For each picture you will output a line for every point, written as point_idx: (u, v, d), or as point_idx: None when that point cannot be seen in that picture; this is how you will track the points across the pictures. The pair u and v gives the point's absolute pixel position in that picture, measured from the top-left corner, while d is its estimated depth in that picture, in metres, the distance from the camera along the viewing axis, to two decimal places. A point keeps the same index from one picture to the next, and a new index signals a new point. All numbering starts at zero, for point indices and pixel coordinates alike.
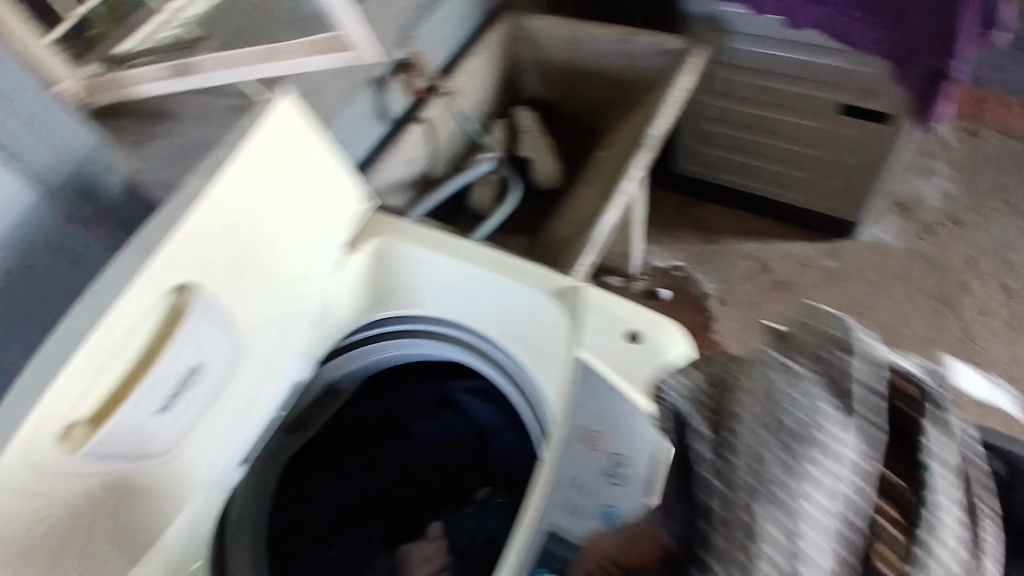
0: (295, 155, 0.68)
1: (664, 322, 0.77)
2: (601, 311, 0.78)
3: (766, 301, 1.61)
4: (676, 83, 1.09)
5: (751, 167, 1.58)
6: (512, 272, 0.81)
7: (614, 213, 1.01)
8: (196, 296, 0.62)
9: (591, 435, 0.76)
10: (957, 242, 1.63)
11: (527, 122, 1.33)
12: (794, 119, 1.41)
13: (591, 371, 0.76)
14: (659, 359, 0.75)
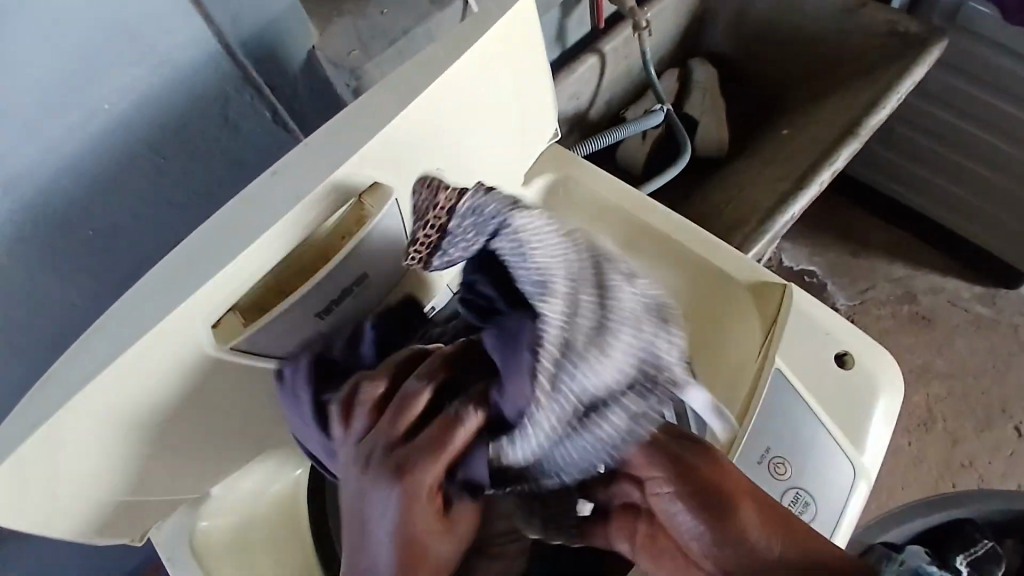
0: (515, 64, 0.59)
1: (879, 353, 0.69)
2: (808, 322, 0.69)
3: (899, 333, 1.47)
4: (906, 75, 0.95)
5: (927, 183, 1.43)
6: (709, 252, 0.73)
7: (799, 205, 0.90)
8: (385, 203, 0.54)
9: (776, 462, 0.64)
10: None
11: (703, 77, 1.20)
12: (1000, 143, 1.26)
13: (787, 388, 0.66)
14: (869, 394, 0.67)
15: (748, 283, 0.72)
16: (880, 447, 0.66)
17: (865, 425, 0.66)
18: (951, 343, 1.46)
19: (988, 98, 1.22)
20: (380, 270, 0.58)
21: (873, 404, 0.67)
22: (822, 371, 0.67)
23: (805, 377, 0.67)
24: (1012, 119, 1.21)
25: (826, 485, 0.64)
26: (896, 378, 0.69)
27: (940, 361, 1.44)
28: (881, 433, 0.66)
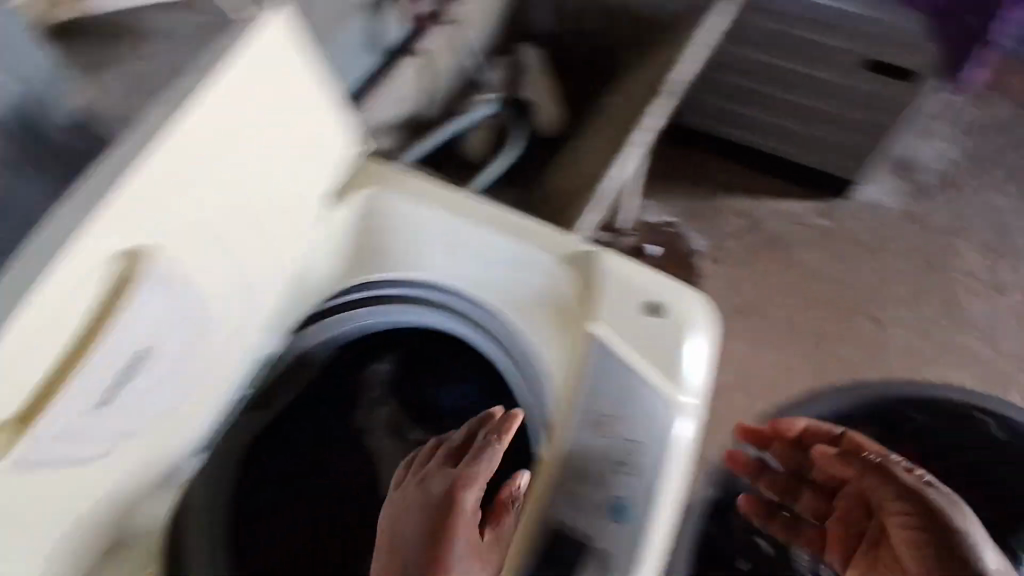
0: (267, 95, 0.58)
1: (692, 297, 0.70)
2: (621, 280, 0.70)
3: (756, 261, 1.57)
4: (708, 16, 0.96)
5: (752, 119, 1.52)
6: (525, 233, 0.72)
7: (633, 162, 0.84)
8: (146, 265, 0.54)
9: (601, 421, 0.68)
10: (946, 204, 1.61)
11: (533, 62, 1.19)
12: (805, 68, 1.35)
13: (606, 349, 0.67)
14: (685, 338, 0.68)
15: (567, 255, 0.71)
16: (701, 384, 0.67)
17: (682, 367, 0.67)
18: (800, 260, 1.57)
19: (785, 27, 1.29)
20: (159, 341, 0.58)
21: (694, 347, 0.68)
22: (640, 326, 0.68)
23: (625, 334, 0.68)
24: (813, 41, 1.30)
25: (659, 436, 0.66)
26: (712, 316, 0.71)
27: (795, 278, 1.55)
28: (703, 370, 0.68)
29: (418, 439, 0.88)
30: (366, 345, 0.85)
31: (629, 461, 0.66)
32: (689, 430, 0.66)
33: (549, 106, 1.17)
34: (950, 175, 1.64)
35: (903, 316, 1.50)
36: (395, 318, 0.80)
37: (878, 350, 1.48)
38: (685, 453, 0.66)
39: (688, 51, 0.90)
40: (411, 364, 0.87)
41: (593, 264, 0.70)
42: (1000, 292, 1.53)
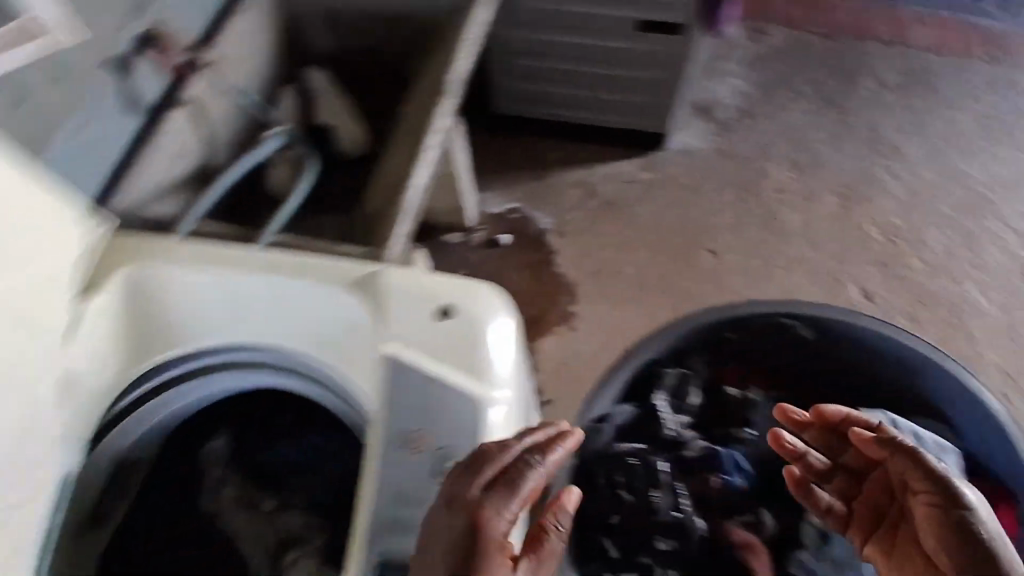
0: None
1: (479, 290, 0.72)
2: (405, 292, 0.71)
3: (599, 226, 1.67)
4: (472, 12, 0.96)
5: (558, 96, 1.58)
6: (305, 271, 0.72)
7: (427, 169, 0.83)
8: None
9: (414, 436, 0.68)
10: (751, 134, 1.75)
11: (320, 83, 1.15)
12: (591, 39, 1.43)
13: (404, 365, 0.69)
14: (479, 330, 0.70)
15: (354, 279, 0.72)
16: (503, 371, 0.69)
17: (483, 359, 0.69)
18: (636, 215, 1.68)
19: (554, 6, 1.39)
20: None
21: (489, 336, 0.70)
22: (431, 332, 0.70)
23: (418, 345, 0.69)
24: (582, 14, 1.39)
25: (469, 429, 0.67)
26: (504, 303, 0.72)
27: (634, 233, 1.66)
28: (503, 355, 0.70)
29: (268, 503, 0.90)
30: (194, 426, 0.89)
31: (447, 463, 0.67)
32: (498, 413, 0.68)
33: (345, 124, 1.12)
34: (747, 106, 1.78)
35: (735, 242, 1.64)
36: (205, 392, 0.82)
37: (721, 278, 1.60)
38: (499, 438, 0.68)
39: (461, 50, 0.92)
40: (246, 430, 0.90)
41: (376, 284, 0.71)
42: (814, 201, 1.68)
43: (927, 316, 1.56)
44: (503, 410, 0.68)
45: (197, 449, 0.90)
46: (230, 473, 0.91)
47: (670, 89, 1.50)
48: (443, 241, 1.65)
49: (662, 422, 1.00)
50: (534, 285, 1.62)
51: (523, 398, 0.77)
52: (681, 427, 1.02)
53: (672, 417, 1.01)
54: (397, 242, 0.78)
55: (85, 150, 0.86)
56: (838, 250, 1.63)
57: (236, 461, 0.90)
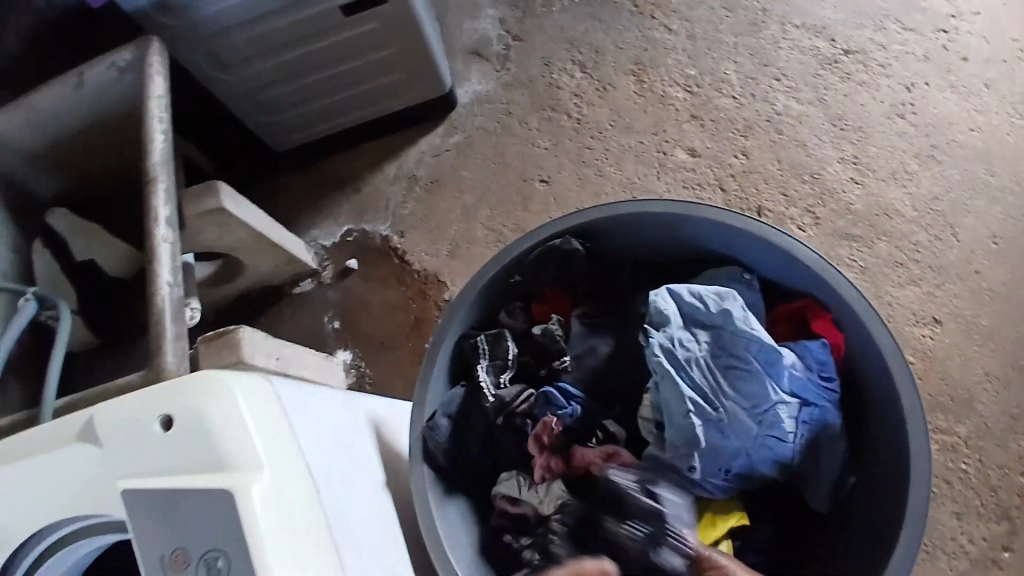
0: None
1: (191, 379, 0.58)
2: (121, 425, 0.60)
3: (432, 210, 1.62)
4: (147, 90, 0.95)
5: (322, 107, 1.55)
6: (46, 438, 0.63)
7: (168, 264, 0.83)
8: None
9: (177, 553, 0.56)
10: (527, 55, 1.71)
11: (65, 224, 1.13)
12: (314, 45, 1.37)
13: (144, 493, 0.58)
14: (204, 420, 0.57)
15: (79, 427, 0.62)
16: (248, 449, 0.56)
17: (221, 452, 0.56)
18: (463, 180, 1.64)
19: (253, 32, 1.29)
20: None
21: (222, 418, 0.57)
22: (165, 451, 0.58)
23: (155, 465, 0.58)
24: (284, 28, 1.30)
25: (232, 530, 0.53)
26: (224, 378, 0.58)
27: (467, 198, 1.62)
28: (242, 431, 0.56)
29: None
30: None
31: (217, 565, 0.54)
32: (260, 497, 0.54)
33: (100, 251, 1.15)
34: (512, 30, 1.73)
35: (561, 163, 1.62)
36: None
37: (561, 203, 1.59)
38: (269, 519, 0.54)
39: (149, 138, 0.91)
40: None
41: (96, 427, 0.61)
42: (612, 88, 1.66)
43: (756, 144, 1.55)
44: (263, 488, 0.54)
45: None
46: None
47: (414, 48, 1.46)
48: (296, 290, 1.61)
49: (485, 393, 0.87)
50: (403, 291, 1.58)
51: (322, 457, 0.63)
52: (499, 389, 0.88)
53: (492, 380, 0.88)
54: (169, 351, 0.78)
55: None
56: (652, 123, 1.61)
57: None
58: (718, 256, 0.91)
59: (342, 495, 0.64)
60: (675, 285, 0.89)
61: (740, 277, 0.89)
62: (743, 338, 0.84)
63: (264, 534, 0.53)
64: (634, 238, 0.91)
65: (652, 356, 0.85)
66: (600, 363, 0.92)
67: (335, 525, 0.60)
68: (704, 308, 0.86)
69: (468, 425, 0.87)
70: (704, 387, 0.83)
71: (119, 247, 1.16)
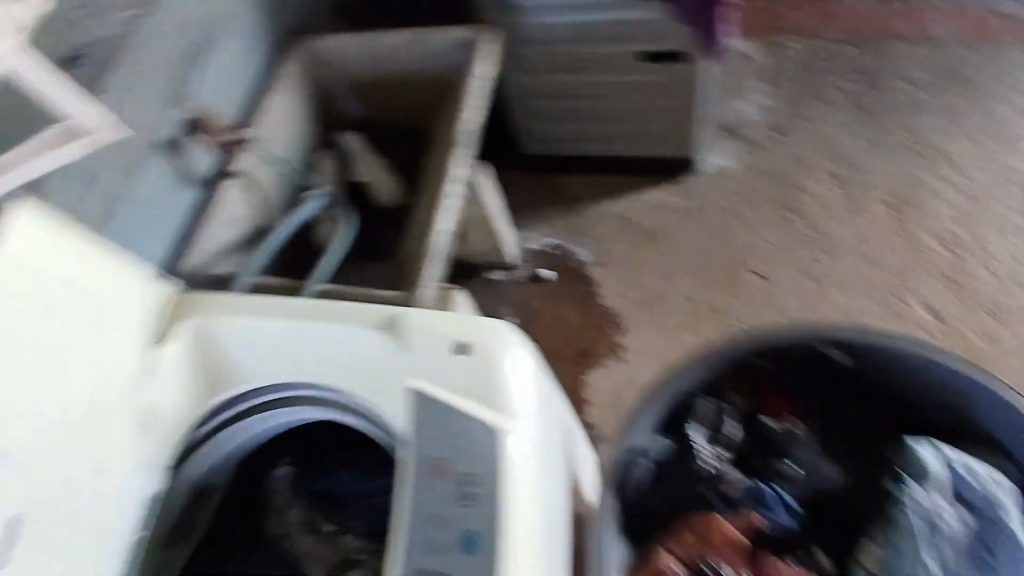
0: (29, 293, 0.62)
1: (490, 322, 0.70)
2: (416, 332, 0.69)
3: (639, 255, 1.63)
4: (470, 68, 1.10)
5: (577, 131, 1.63)
6: (320, 312, 0.72)
7: (447, 216, 0.98)
8: None
9: (440, 462, 0.66)
10: (782, 149, 1.69)
11: (356, 147, 1.29)
12: (605, 77, 1.48)
13: (428, 398, 0.68)
14: (495, 360, 0.68)
15: (356, 315, 0.71)
16: (522, 401, 0.67)
17: (501, 390, 0.67)
18: (679, 241, 1.63)
19: (562, 52, 1.44)
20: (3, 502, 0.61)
21: (509, 367, 0.68)
22: (449, 370, 0.68)
23: (439, 378, 0.68)
24: (591, 55, 1.44)
25: (495, 465, 0.64)
26: (516, 334, 0.70)
27: (676, 259, 1.62)
28: (519, 387, 0.68)
29: (331, 529, 0.86)
30: (262, 453, 0.88)
31: (471, 492, 0.64)
32: (515, 445, 0.65)
33: (380, 179, 1.28)
34: (776, 121, 1.72)
35: (783, 264, 1.56)
36: (271, 422, 0.81)
37: (771, 302, 1.53)
38: (524, 468, 0.65)
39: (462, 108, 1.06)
40: (300, 456, 0.88)
41: (392, 323, 0.70)
42: (862, 211, 1.59)
43: (1005, 329, 1.42)
44: (519, 440, 0.66)
45: (265, 477, 0.89)
46: (283, 496, 0.88)
47: (692, 106, 1.51)
48: (488, 276, 1.67)
49: (699, 451, 0.97)
50: (583, 317, 1.59)
51: (549, 438, 0.72)
52: (717, 461, 0.97)
53: (709, 450, 0.97)
54: (427, 287, 0.92)
55: (153, 222, 1.02)
56: (896, 263, 1.52)
57: (275, 488, 0.88)
58: (977, 432, 0.92)
59: (554, 474, 0.72)
60: (939, 444, 0.90)
61: (1003, 462, 0.89)
62: (1007, 533, 0.85)
63: (516, 479, 0.64)
64: (894, 375, 0.95)
65: (902, 509, 0.88)
66: (822, 485, 0.97)
67: (549, 497, 0.69)
68: (974, 485, 0.87)
69: (664, 474, 0.96)
70: (949, 562, 0.86)
71: (394, 181, 1.29)
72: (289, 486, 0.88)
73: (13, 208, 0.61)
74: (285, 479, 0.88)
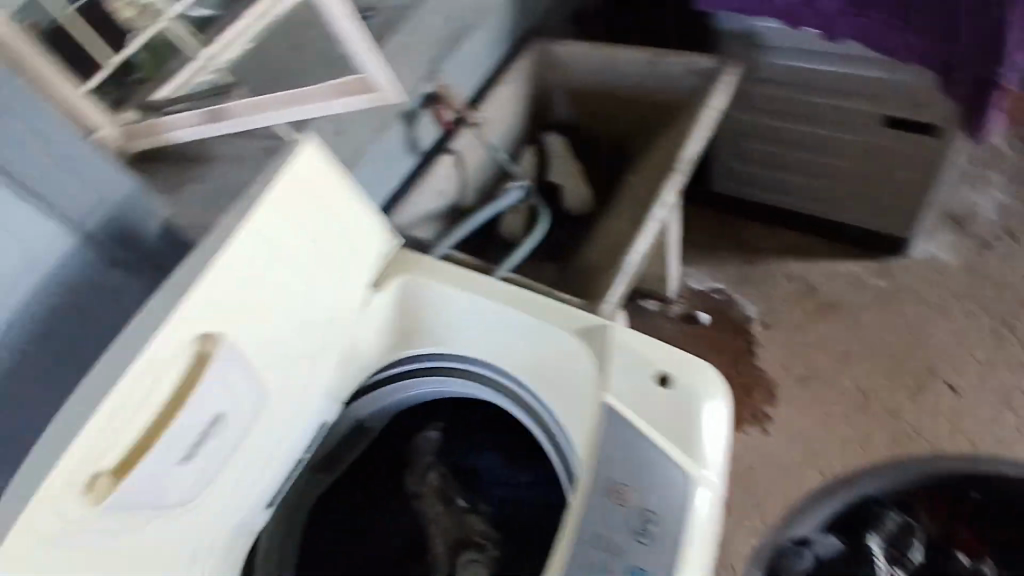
0: (295, 215, 0.65)
1: (698, 364, 0.67)
2: (619, 352, 0.68)
3: (816, 326, 1.52)
4: (709, 99, 1.06)
5: (784, 183, 1.54)
6: (526, 305, 0.74)
7: (646, 240, 0.95)
8: (219, 345, 0.61)
9: (617, 487, 0.63)
10: (1013, 258, 1.52)
11: (557, 147, 1.32)
12: (835, 133, 1.38)
13: (616, 417, 0.65)
14: (699, 404, 0.65)
15: (565, 319, 0.72)
16: (713, 453, 0.64)
17: (697, 436, 0.64)
18: (863, 324, 1.51)
19: (797, 97, 1.35)
20: (238, 409, 0.64)
21: (705, 412, 0.65)
22: (646, 398, 0.65)
23: (636, 401, 0.65)
24: (828, 106, 1.34)
25: (676, 511, 0.62)
26: (720, 385, 0.67)
27: (855, 342, 1.49)
28: (715, 436, 0.65)
29: (463, 502, 0.91)
30: (415, 411, 0.92)
31: (647, 529, 0.61)
32: (699, 499, 0.62)
33: (573, 186, 1.29)
34: (1012, 226, 1.56)
35: (982, 383, 1.41)
36: (439, 387, 0.86)
37: (954, 419, 1.38)
38: (703, 524, 0.62)
39: (692, 136, 1.02)
40: (450, 426, 0.91)
41: (600, 335, 0.69)
42: None
43: None
44: (703, 493, 0.63)
45: (412, 432, 0.94)
46: (423, 456, 0.93)
47: (924, 186, 1.38)
48: (638, 303, 1.60)
49: (875, 566, 1.03)
50: (734, 373, 1.49)
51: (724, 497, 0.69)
52: None
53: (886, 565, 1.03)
54: (611, 301, 0.90)
55: (376, 176, 1.09)
56: None
57: (417, 447, 0.93)
58: None
59: None
60: None
61: None
62: None
63: (693, 532, 0.61)
64: None
65: None
66: None
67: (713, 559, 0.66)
68: None
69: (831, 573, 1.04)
70: None
71: (584, 190, 1.29)
72: (431, 449, 0.92)
73: (309, 142, 0.66)
74: (429, 441, 0.92)
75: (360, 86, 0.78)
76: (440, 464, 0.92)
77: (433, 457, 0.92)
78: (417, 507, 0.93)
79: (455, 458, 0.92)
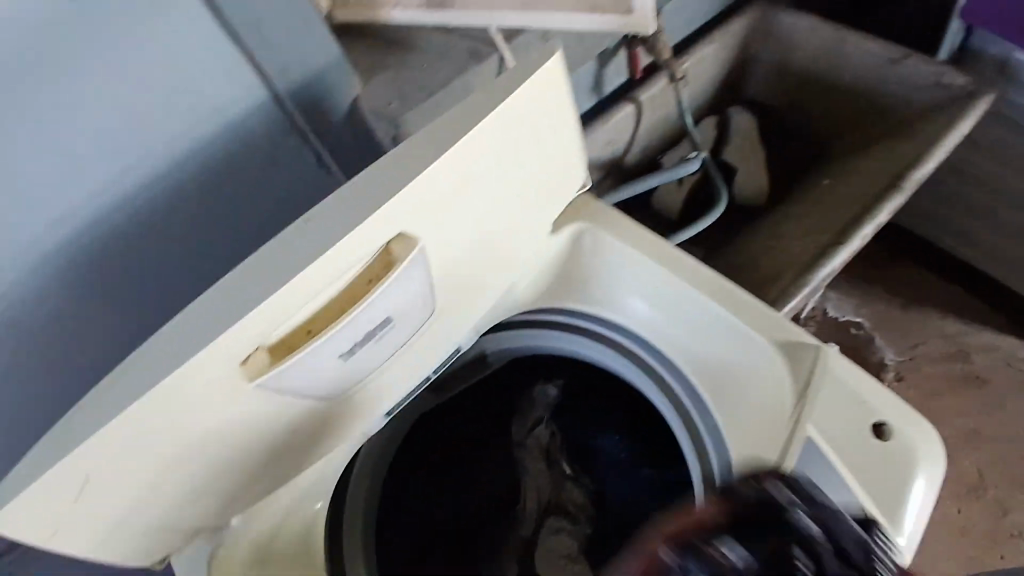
0: (516, 133, 0.59)
1: (921, 423, 0.64)
2: (824, 381, 0.66)
3: (954, 394, 1.38)
4: (955, 128, 0.95)
5: (970, 235, 1.37)
6: (721, 297, 0.70)
7: (844, 256, 0.89)
8: (410, 250, 0.56)
9: None
10: None
11: (743, 126, 1.21)
12: None
13: (815, 453, 0.64)
14: (912, 466, 0.63)
15: (770, 328, 0.68)
16: (918, 526, 0.62)
17: (905, 502, 0.61)
18: (1009, 409, 1.36)
19: None
20: (405, 312, 0.60)
21: (914, 476, 0.62)
22: (849, 439, 0.64)
23: (840, 441, 0.64)
24: None
25: None
26: (937, 450, 0.64)
27: (994, 425, 1.35)
28: (921, 504, 0.62)
29: (568, 469, 0.90)
30: (537, 364, 0.86)
31: None
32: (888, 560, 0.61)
33: (750, 174, 1.18)
34: None
35: None
36: (582, 348, 0.80)
37: None
38: None
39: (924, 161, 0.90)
40: (571, 385, 0.86)
41: (815, 358, 0.66)
42: None
43: None
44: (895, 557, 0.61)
45: (527, 381, 0.88)
46: (536, 409, 0.89)
47: None
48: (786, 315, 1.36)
49: None
50: None
51: None
52: None
53: None
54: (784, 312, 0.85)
55: None
56: None
57: (532, 398, 0.89)
58: None
59: None
60: None
61: None
62: None
63: None
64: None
65: None
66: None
67: None
68: None
69: None
70: None
71: (764, 179, 1.19)
72: (547, 406, 0.89)
73: (552, 56, 0.59)
74: (548, 398, 0.88)
75: (621, 6, 0.79)
76: (552, 423, 0.90)
77: (547, 414, 0.89)
78: (518, 455, 0.92)
79: (569, 422, 0.89)
